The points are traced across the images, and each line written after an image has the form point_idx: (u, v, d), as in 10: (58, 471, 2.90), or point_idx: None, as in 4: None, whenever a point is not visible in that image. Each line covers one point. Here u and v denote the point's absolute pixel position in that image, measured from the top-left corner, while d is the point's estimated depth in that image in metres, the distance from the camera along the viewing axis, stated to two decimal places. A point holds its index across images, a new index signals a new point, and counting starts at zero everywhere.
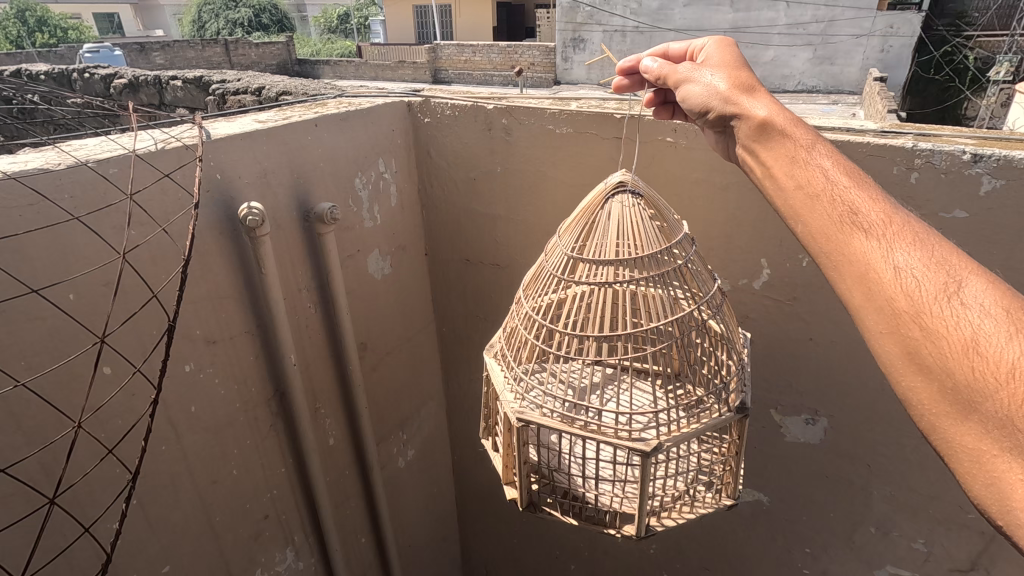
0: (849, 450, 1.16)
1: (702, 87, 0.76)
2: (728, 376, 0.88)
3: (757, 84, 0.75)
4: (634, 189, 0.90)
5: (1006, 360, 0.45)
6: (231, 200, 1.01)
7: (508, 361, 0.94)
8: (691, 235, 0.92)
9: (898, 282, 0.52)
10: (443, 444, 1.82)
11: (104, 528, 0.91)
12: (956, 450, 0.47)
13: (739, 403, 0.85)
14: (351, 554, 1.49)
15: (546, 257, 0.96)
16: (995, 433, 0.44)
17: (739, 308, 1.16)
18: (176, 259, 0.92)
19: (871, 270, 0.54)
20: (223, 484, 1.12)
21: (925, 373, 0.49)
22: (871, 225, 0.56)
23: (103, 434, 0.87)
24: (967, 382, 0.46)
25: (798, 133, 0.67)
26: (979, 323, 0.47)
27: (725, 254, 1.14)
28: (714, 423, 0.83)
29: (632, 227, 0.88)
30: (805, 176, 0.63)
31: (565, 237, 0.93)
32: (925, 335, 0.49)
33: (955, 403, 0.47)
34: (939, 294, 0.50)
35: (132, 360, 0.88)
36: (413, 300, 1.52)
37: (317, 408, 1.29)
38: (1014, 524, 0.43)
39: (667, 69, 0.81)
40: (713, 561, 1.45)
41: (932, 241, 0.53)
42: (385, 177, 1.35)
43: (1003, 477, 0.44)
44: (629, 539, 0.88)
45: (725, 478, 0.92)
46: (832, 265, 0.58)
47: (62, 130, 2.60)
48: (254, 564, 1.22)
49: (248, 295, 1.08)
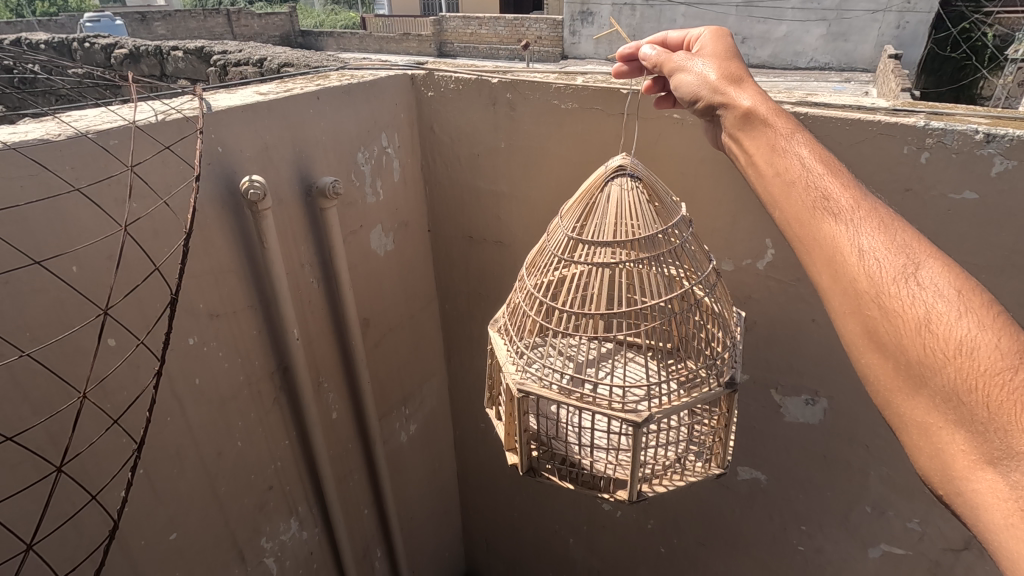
0: (848, 432, 1.16)
1: (694, 78, 0.77)
2: (719, 352, 0.88)
3: (746, 77, 0.76)
4: (634, 173, 0.89)
5: (955, 337, 0.49)
6: (233, 174, 1.00)
7: (510, 335, 0.95)
8: (689, 218, 0.91)
9: (862, 265, 0.56)
10: (445, 419, 1.84)
11: (111, 495, 0.93)
12: (906, 421, 0.52)
13: (729, 377, 0.86)
14: (354, 524, 1.52)
15: (547, 236, 0.96)
16: (943, 406, 0.48)
17: (742, 289, 1.15)
18: (177, 232, 0.92)
19: (839, 253, 0.58)
20: (228, 456, 1.13)
21: (883, 351, 0.54)
22: (840, 210, 0.59)
23: (109, 404, 0.88)
24: (919, 359, 0.50)
25: (780, 123, 0.69)
26: (932, 303, 0.51)
27: (730, 234, 1.13)
28: (705, 397, 0.84)
29: (630, 210, 0.87)
30: (783, 164, 0.66)
31: (565, 218, 0.92)
32: (883, 315, 0.53)
33: (908, 378, 0.51)
34: (898, 275, 0.53)
35: (135, 333, 0.89)
36: (415, 276, 1.52)
37: (320, 382, 1.30)
38: (954, 493, 0.48)
39: (664, 57, 0.82)
40: (709, 537, 1.48)
41: (895, 226, 0.57)
42: (387, 152, 1.34)
43: (945, 447, 0.49)
44: (621, 503, 0.89)
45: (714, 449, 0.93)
46: (805, 248, 0.61)
47: (64, 101, 2.60)
48: (259, 534, 1.25)
49: (250, 269, 1.08)
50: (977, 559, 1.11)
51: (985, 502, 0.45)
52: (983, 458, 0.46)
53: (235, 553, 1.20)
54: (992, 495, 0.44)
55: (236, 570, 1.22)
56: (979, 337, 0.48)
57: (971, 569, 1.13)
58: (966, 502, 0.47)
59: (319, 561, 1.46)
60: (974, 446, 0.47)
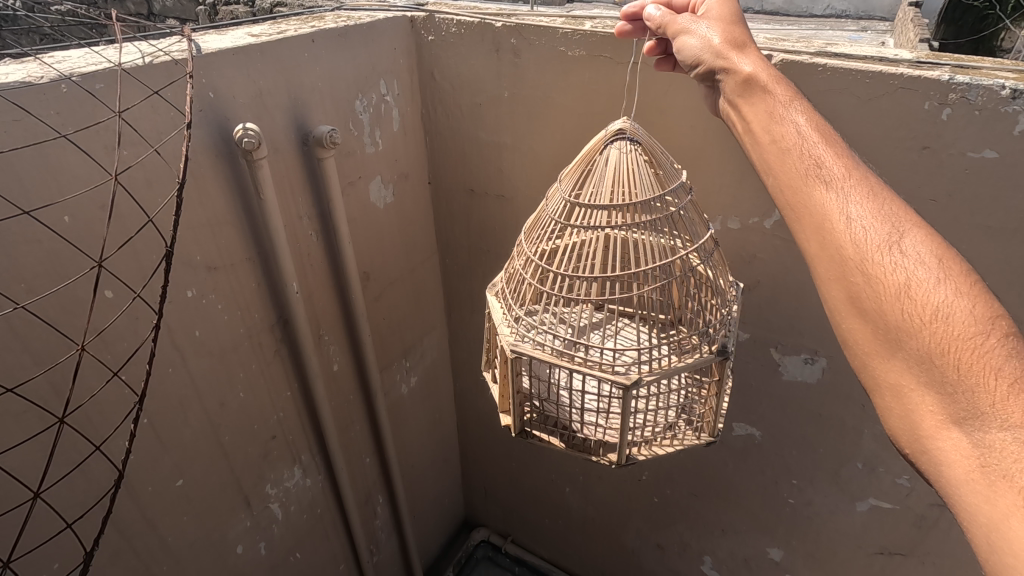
0: (845, 391, 1.17)
1: (697, 42, 0.75)
2: (715, 321, 0.87)
3: (750, 43, 0.75)
4: (633, 136, 0.86)
5: (930, 302, 0.52)
6: (226, 121, 0.96)
7: (507, 299, 0.94)
8: (689, 184, 0.89)
9: (849, 232, 0.59)
10: (445, 373, 1.86)
11: (115, 446, 0.94)
12: (880, 382, 0.56)
13: (722, 347, 0.85)
14: (355, 472, 1.56)
15: (545, 200, 0.94)
16: (915, 368, 0.52)
17: (747, 248, 1.13)
18: (170, 182, 0.90)
19: (828, 221, 0.61)
20: (231, 406, 1.15)
21: (863, 316, 0.57)
22: (833, 179, 0.62)
23: (109, 356, 0.88)
24: (896, 323, 0.54)
25: (780, 91, 0.70)
26: (911, 270, 0.54)
27: (737, 191, 1.10)
28: (697, 364, 0.83)
29: (628, 174, 0.84)
30: (780, 132, 0.68)
31: (564, 181, 0.90)
32: (865, 280, 0.57)
33: (885, 341, 0.55)
34: (882, 243, 0.57)
35: (131, 285, 0.88)
36: (415, 230, 1.50)
37: (321, 336, 1.30)
38: (920, 451, 0.52)
39: (668, 19, 0.79)
40: (701, 488, 1.53)
41: (883, 197, 0.60)
42: (386, 100, 1.29)
43: (914, 407, 0.52)
44: (610, 465, 0.91)
45: (705, 417, 0.94)
46: (795, 216, 0.64)
47: (48, 40, 2.49)
48: (264, 481, 1.29)
49: (247, 222, 1.06)
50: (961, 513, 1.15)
51: (948, 457, 0.49)
52: (948, 417, 0.50)
53: (241, 499, 1.24)
54: (956, 452, 0.48)
55: (242, 514, 1.26)
56: (953, 302, 0.51)
57: (954, 522, 1.17)
58: (930, 457, 0.51)
59: (322, 506, 1.51)
60: (940, 406, 0.50)
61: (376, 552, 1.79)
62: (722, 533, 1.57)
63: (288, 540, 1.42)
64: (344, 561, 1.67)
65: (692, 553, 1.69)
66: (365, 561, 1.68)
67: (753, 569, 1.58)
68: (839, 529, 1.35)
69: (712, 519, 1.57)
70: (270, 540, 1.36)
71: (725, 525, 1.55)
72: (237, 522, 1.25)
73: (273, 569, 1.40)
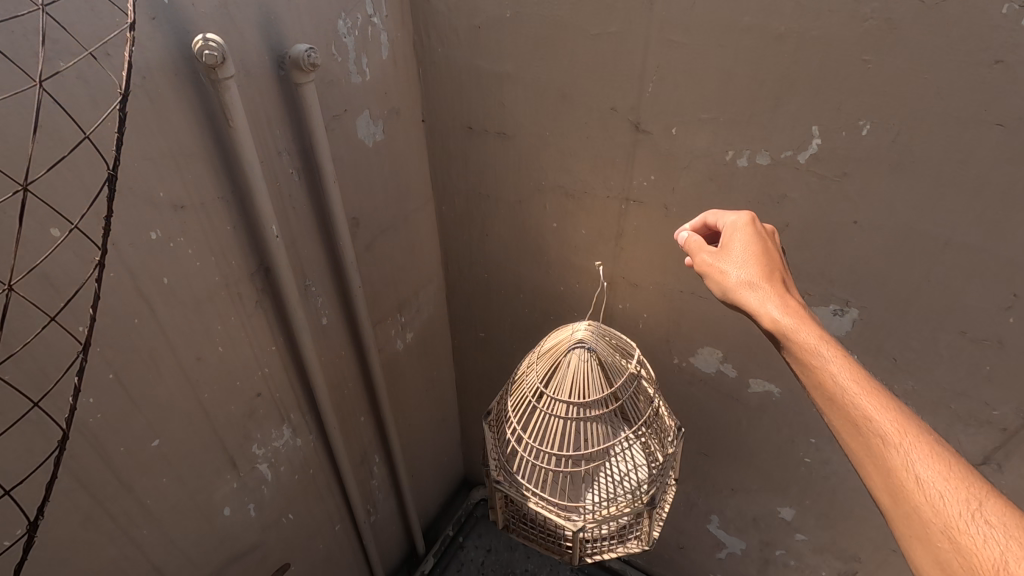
0: (876, 345, 1.07)
1: (733, 280, 0.81)
2: (650, 482, 1.06)
3: (782, 278, 0.80)
4: (590, 345, 1.06)
5: (917, 478, 0.58)
6: (184, 32, 0.82)
7: (493, 426, 1.17)
8: (635, 377, 1.09)
9: (872, 415, 0.62)
10: (443, 329, 1.77)
11: (60, 404, 0.83)
12: (903, 516, 0.58)
13: (650, 499, 1.03)
14: (349, 430, 1.49)
15: (523, 373, 1.14)
16: (943, 540, 0.54)
17: (777, 187, 1.00)
18: (112, 95, 0.76)
19: (833, 393, 0.66)
20: (210, 361, 1.05)
21: (883, 480, 0.60)
22: (813, 349, 0.70)
23: (46, 300, 0.77)
24: (904, 494, 0.58)
25: (768, 289, 0.78)
26: (887, 433, 0.61)
27: (770, 121, 0.95)
28: (631, 509, 1.04)
29: (582, 380, 1.06)
30: (769, 319, 0.76)
31: (538, 361, 1.12)
32: (876, 466, 0.61)
33: (901, 511, 0.58)
34: (898, 440, 0.60)
35: (68, 215, 0.76)
36: (409, 173, 1.38)
37: (307, 286, 1.20)
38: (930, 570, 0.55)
39: (699, 254, 0.90)
40: (712, 447, 1.47)
41: (862, 375, 0.67)
42: (373, 22, 1.14)
43: (949, 563, 0.53)
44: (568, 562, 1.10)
45: (644, 529, 1.10)
46: (821, 399, 0.68)
47: None
48: (251, 441, 1.21)
49: (218, 155, 0.93)
50: (992, 472, 1.09)
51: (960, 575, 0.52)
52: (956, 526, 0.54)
53: (226, 460, 1.16)
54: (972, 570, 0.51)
55: (229, 475, 1.18)
56: (953, 494, 0.55)
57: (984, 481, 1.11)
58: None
59: (316, 466, 1.44)
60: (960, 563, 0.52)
61: (375, 512, 1.77)
62: (732, 492, 1.52)
63: (279, 501, 1.35)
64: (340, 520, 1.62)
65: (698, 512, 1.64)
66: (362, 522, 1.65)
67: (762, 528, 1.53)
68: (857, 488, 1.29)
69: (721, 479, 1.52)
70: (261, 501, 1.29)
71: (736, 484, 1.50)
72: (223, 484, 1.17)
73: (265, 530, 1.34)
